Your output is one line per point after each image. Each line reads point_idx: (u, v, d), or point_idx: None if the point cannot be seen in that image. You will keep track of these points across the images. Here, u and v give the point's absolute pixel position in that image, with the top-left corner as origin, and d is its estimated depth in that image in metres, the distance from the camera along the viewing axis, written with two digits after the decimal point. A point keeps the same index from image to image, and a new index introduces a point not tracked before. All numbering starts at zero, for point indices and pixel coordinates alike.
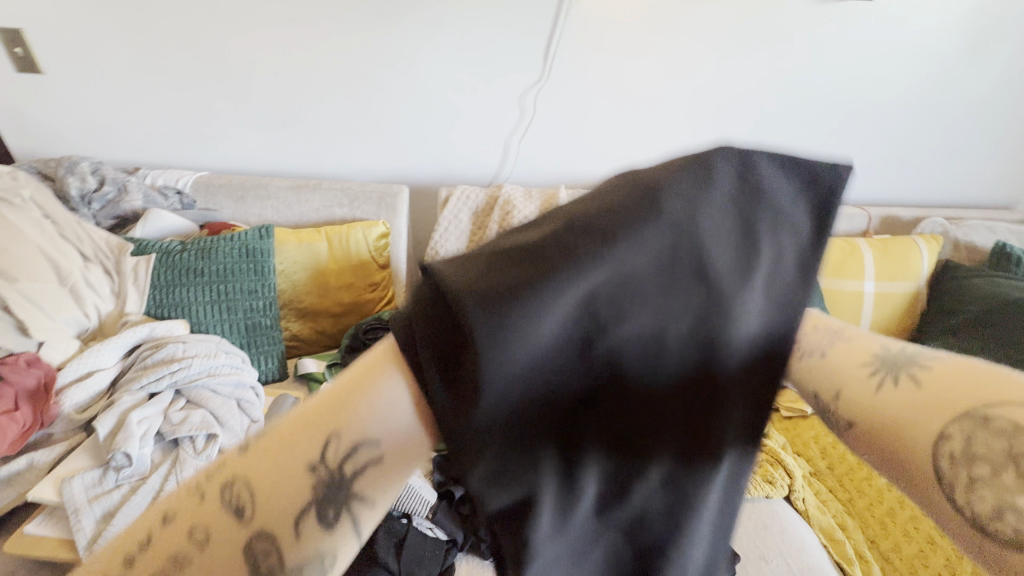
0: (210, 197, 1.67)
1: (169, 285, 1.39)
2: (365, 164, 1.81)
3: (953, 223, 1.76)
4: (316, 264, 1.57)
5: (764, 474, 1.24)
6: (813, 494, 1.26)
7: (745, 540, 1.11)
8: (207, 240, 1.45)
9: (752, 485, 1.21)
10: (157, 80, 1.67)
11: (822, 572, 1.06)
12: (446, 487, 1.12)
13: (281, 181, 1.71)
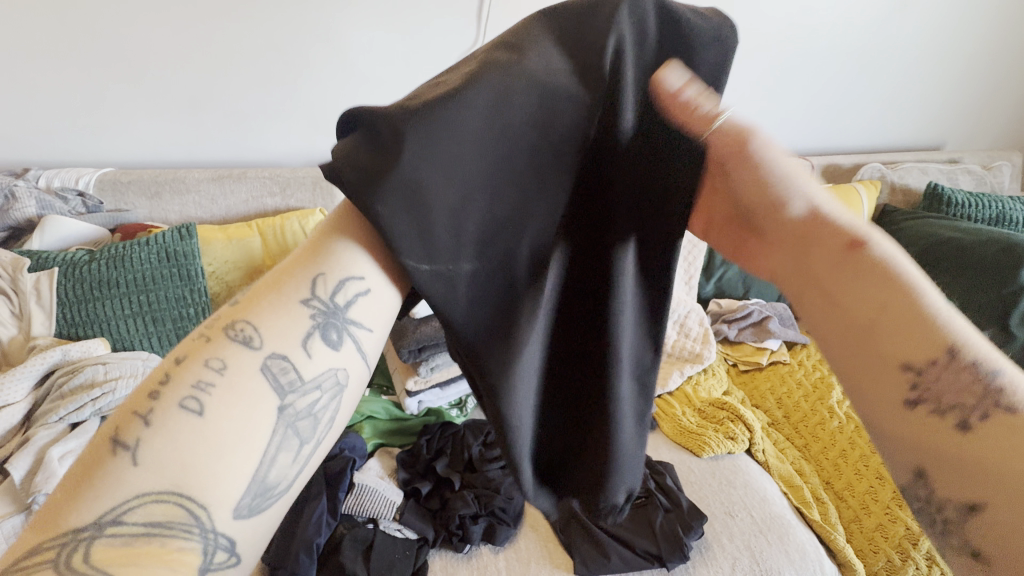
0: (119, 195, 1.48)
1: (80, 301, 1.25)
2: (296, 147, 1.67)
3: (889, 167, 1.82)
4: (250, 261, 1.44)
5: (726, 431, 1.27)
6: (771, 444, 1.31)
7: (711, 497, 1.13)
8: (118, 246, 1.30)
9: (715, 444, 1.24)
10: (36, 67, 1.44)
11: (784, 520, 1.10)
12: (412, 485, 1.08)
13: (201, 171, 1.54)
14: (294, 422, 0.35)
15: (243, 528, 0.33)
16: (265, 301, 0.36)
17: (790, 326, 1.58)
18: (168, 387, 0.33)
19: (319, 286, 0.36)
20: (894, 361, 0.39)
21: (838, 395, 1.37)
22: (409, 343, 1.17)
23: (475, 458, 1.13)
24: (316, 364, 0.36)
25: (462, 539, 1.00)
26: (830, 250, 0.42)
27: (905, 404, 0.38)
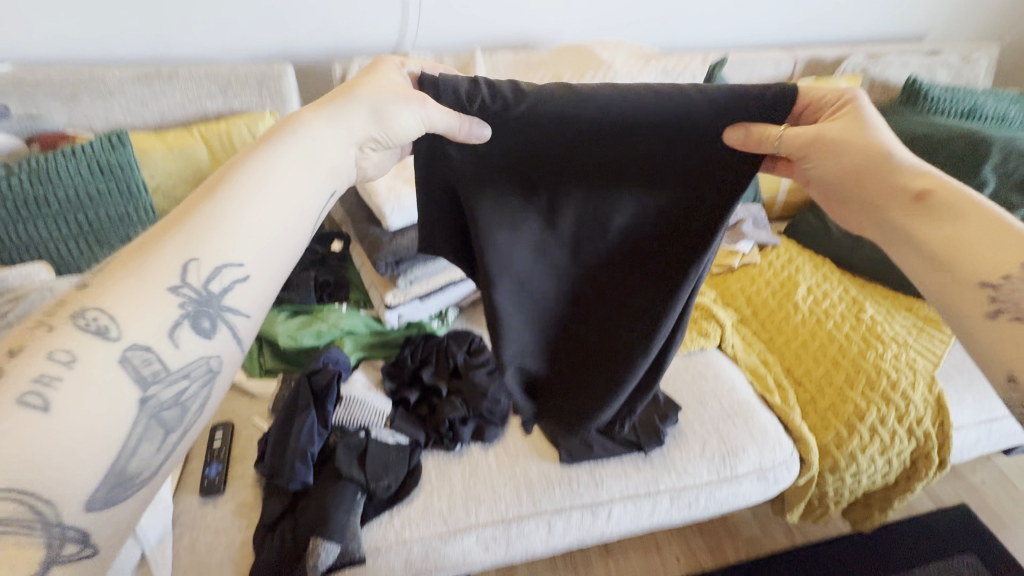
0: (26, 99, 1.27)
1: (8, 221, 1.12)
2: (232, 39, 1.45)
3: (872, 60, 1.76)
4: (197, 173, 1.33)
5: (699, 329, 1.33)
6: (739, 339, 1.39)
7: (685, 390, 1.20)
8: (40, 158, 1.14)
9: (689, 341, 1.30)
10: None
11: (749, 406, 1.19)
12: (400, 394, 1.09)
13: (123, 68, 1.33)
14: (158, 410, 0.49)
15: (95, 519, 0.45)
16: (142, 306, 0.49)
17: (762, 229, 1.59)
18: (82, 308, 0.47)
19: (192, 270, 0.52)
20: (973, 282, 0.57)
21: (803, 291, 1.43)
22: (385, 256, 1.11)
23: (461, 365, 1.14)
24: (182, 355, 0.51)
25: (453, 440, 1.04)
26: (900, 200, 0.63)
27: (989, 312, 0.56)
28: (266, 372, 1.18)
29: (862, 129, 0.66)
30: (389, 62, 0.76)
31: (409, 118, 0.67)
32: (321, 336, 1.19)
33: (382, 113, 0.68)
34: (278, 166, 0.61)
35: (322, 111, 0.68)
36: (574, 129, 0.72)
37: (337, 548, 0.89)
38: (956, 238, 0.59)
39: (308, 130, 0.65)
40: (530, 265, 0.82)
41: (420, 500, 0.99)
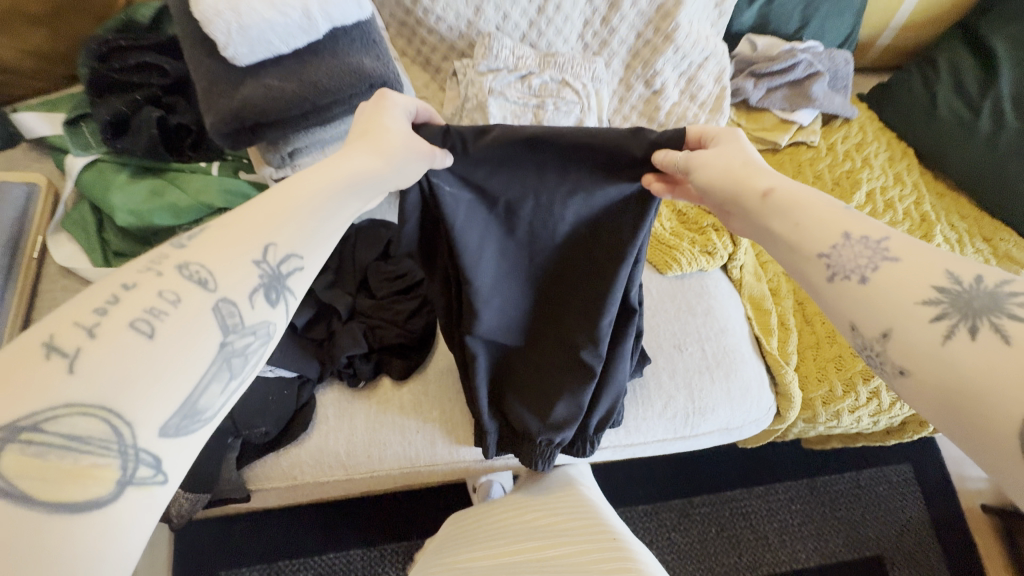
0: None
1: None
2: None
3: None
4: None
5: (704, 244, 0.99)
6: (754, 256, 1.07)
7: (663, 329, 0.94)
8: None
9: (687, 262, 0.97)
10: None
11: (737, 354, 0.95)
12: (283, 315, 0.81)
13: None
14: (230, 357, 0.44)
15: (167, 445, 0.39)
16: (223, 232, 0.46)
17: (840, 92, 1.10)
18: (166, 261, 0.44)
19: (270, 244, 0.48)
20: (815, 253, 0.48)
21: (860, 198, 1.05)
22: (224, 117, 0.64)
23: (370, 277, 0.85)
24: (257, 313, 0.46)
25: (353, 378, 0.83)
26: (750, 198, 0.54)
27: (827, 279, 0.46)
28: (115, 257, 0.87)
29: (733, 153, 0.58)
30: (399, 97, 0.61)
31: (398, 126, 0.59)
32: (181, 215, 0.85)
33: (373, 133, 0.58)
34: (312, 172, 0.52)
35: (365, 147, 0.56)
36: (539, 149, 0.61)
37: (206, 496, 0.77)
38: (800, 221, 0.50)
39: (349, 164, 0.54)
40: (505, 295, 0.74)
41: (314, 440, 0.83)
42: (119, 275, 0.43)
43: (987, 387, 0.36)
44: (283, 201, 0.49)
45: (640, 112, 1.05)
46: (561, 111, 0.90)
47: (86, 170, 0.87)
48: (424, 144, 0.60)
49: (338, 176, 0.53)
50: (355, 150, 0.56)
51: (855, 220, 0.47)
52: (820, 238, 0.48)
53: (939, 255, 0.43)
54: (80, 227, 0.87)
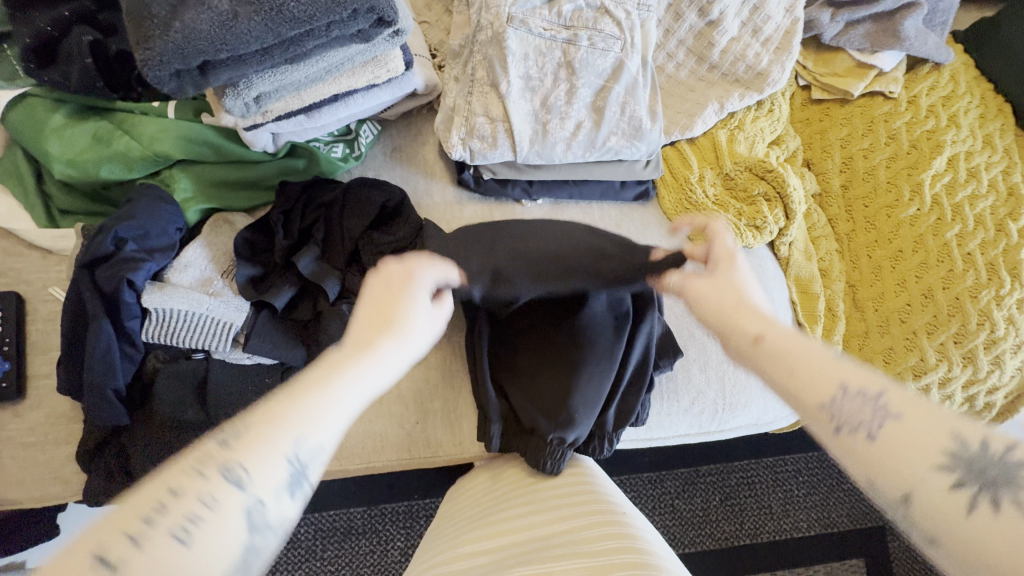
0: None
1: None
2: None
3: None
4: None
5: (752, 216, 0.84)
6: (805, 231, 0.93)
7: (696, 315, 0.82)
8: None
9: (731, 238, 0.83)
10: None
11: None
12: (262, 294, 0.70)
13: None
14: (252, 561, 0.36)
15: None
16: (268, 423, 0.38)
17: (935, 31, 0.92)
18: (210, 455, 0.36)
19: (304, 436, 0.38)
20: (813, 404, 0.41)
21: (939, 166, 0.89)
22: (160, 50, 0.48)
23: (362, 251, 0.73)
24: (283, 508, 0.37)
25: None
26: (736, 342, 0.47)
27: (834, 429, 0.39)
28: (63, 215, 0.75)
29: (738, 287, 0.51)
30: (424, 272, 0.50)
31: (426, 310, 0.47)
32: (133, 168, 0.71)
33: (394, 310, 0.46)
34: (352, 353, 0.42)
35: (383, 336, 0.44)
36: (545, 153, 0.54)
37: None
38: (794, 368, 0.42)
39: (385, 359, 0.43)
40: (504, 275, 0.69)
41: None
42: (167, 470, 0.36)
43: (1001, 565, 0.31)
44: (312, 400, 0.39)
45: (688, 49, 0.87)
46: (597, 49, 0.72)
47: (14, 108, 0.71)
48: (444, 324, 0.50)
49: (367, 371, 0.42)
50: (382, 343, 0.44)
51: (848, 370, 0.41)
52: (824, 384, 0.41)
53: (944, 415, 0.37)
54: (16, 178, 0.74)
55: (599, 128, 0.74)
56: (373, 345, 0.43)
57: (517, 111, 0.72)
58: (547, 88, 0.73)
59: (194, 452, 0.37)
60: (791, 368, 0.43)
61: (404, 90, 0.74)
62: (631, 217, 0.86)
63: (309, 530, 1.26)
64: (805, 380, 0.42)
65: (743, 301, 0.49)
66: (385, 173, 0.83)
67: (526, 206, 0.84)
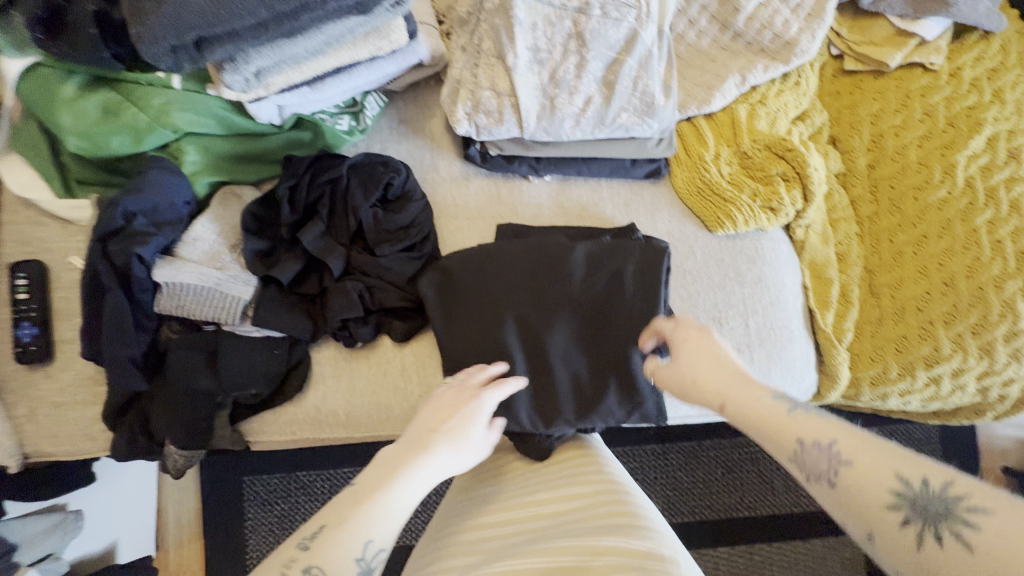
0: None
1: None
2: None
3: None
4: None
5: (767, 197, 0.81)
6: (824, 213, 0.89)
7: (702, 298, 0.81)
8: None
9: (744, 220, 0.80)
10: None
11: (783, 330, 0.83)
12: (269, 269, 0.71)
13: None
14: None
15: None
16: (346, 526, 0.46)
17: None
18: (299, 556, 0.44)
19: (380, 539, 0.47)
20: (785, 444, 0.47)
21: (976, 146, 0.84)
22: (152, 27, 0.47)
23: (366, 229, 0.73)
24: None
25: (349, 340, 0.75)
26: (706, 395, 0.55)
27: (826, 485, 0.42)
28: (78, 186, 0.77)
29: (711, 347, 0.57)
30: (489, 394, 0.61)
31: (478, 430, 0.59)
32: (141, 140, 0.71)
33: (456, 430, 0.57)
34: (417, 465, 0.53)
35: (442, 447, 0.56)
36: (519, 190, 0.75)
37: (201, 452, 0.75)
38: (774, 417, 0.48)
39: (433, 466, 0.54)
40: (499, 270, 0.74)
41: (310, 400, 0.77)
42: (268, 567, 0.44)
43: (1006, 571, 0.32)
44: (379, 503, 0.49)
45: (711, 16, 0.82)
46: (608, 21, 0.69)
47: (26, 78, 0.72)
48: (489, 446, 0.61)
49: (420, 472, 0.53)
50: (426, 453, 0.54)
51: (804, 427, 0.47)
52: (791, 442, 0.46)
53: (889, 457, 0.40)
54: (33, 149, 0.75)
55: (609, 104, 0.72)
56: (428, 446, 0.55)
57: (524, 86, 0.70)
58: (556, 62, 0.71)
59: (278, 553, 0.44)
60: (728, 405, 0.52)
61: (409, 62, 0.72)
62: (641, 196, 0.84)
63: (325, 483, 1.35)
64: (764, 424, 0.49)
65: (721, 363, 0.55)
66: (391, 146, 0.82)
67: (533, 183, 0.83)
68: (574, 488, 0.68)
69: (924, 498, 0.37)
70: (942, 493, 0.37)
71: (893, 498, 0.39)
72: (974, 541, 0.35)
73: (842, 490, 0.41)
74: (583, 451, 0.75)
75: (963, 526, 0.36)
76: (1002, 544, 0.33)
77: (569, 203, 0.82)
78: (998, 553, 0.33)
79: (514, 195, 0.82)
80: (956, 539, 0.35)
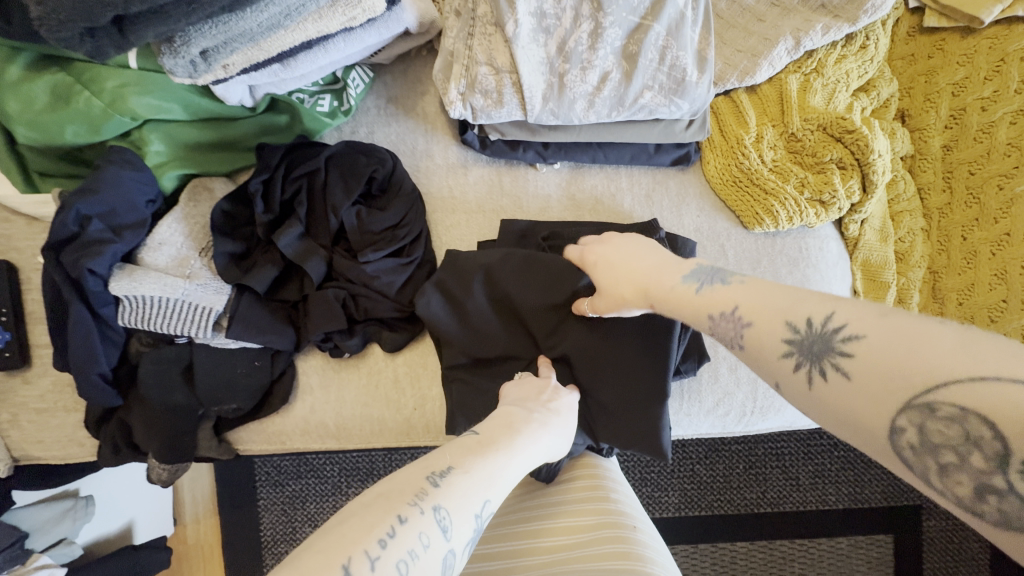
0: None
1: None
2: None
3: None
4: None
5: (817, 189, 0.69)
6: (884, 204, 0.76)
7: None
8: None
9: (787, 216, 0.68)
10: None
11: None
12: (242, 276, 0.64)
13: None
14: None
15: None
16: (469, 475, 0.44)
17: None
18: (428, 491, 0.40)
19: (491, 500, 0.44)
20: (702, 312, 0.47)
21: None
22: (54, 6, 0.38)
23: (348, 230, 0.65)
24: (463, 560, 0.41)
25: (336, 351, 0.68)
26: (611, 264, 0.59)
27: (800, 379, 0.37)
28: (41, 178, 0.70)
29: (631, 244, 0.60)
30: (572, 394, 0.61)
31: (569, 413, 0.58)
32: (99, 129, 0.63)
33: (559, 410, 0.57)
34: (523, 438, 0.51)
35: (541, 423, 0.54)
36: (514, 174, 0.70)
37: (186, 464, 0.71)
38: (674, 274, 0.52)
39: (545, 440, 0.53)
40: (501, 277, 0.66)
41: (297, 412, 0.72)
42: (385, 498, 0.40)
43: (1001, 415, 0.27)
44: (493, 465, 0.46)
45: None
46: None
47: None
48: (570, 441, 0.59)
49: (534, 443, 0.51)
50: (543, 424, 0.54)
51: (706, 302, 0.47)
52: (704, 311, 0.47)
53: (782, 307, 0.40)
54: None
55: (630, 80, 0.60)
56: (538, 418, 0.54)
57: (527, 60, 0.59)
58: (566, 30, 0.59)
59: (405, 477, 0.41)
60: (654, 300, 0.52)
61: (393, 31, 0.61)
62: (665, 186, 0.72)
63: (334, 467, 1.35)
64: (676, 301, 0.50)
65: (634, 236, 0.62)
66: (380, 130, 0.72)
67: (540, 171, 0.72)
68: (576, 521, 0.62)
69: (810, 336, 0.38)
70: (826, 328, 0.37)
71: (787, 345, 0.39)
72: (850, 369, 0.34)
73: (748, 348, 0.42)
74: (593, 473, 0.67)
75: (840, 355, 0.35)
76: (873, 364, 0.33)
77: (581, 194, 0.72)
78: (869, 373, 0.33)
79: (519, 185, 0.72)
80: (838, 371, 0.35)
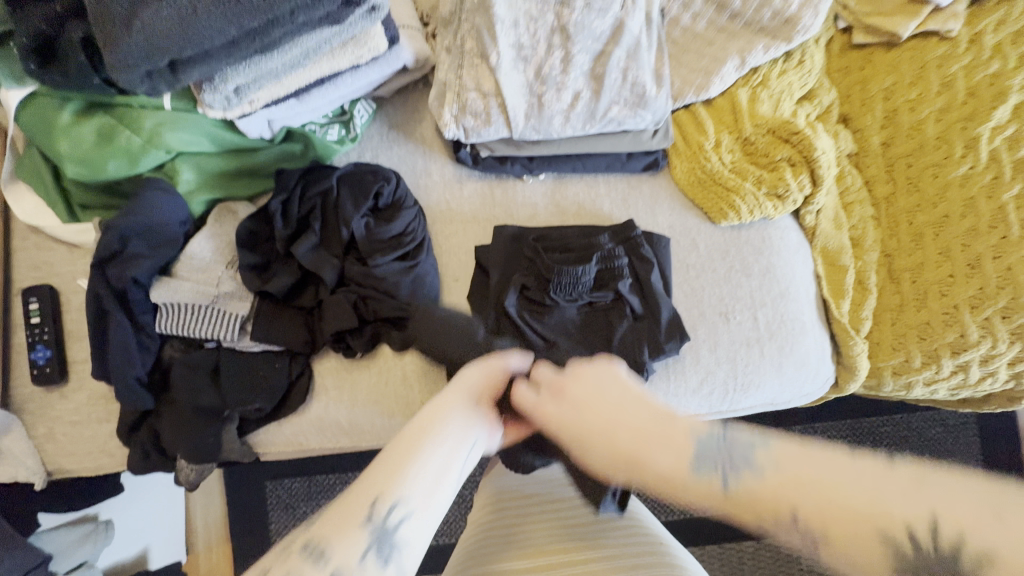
0: None
1: None
2: None
3: None
4: None
5: (773, 185, 0.78)
6: (836, 197, 0.85)
7: (707, 293, 0.78)
8: None
9: (748, 209, 0.77)
10: None
11: (798, 323, 0.80)
12: (265, 283, 0.72)
13: None
14: None
15: None
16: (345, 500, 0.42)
17: None
18: (297, 537, 0.40)
19: (376, 502, 0.41)
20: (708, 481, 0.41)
21: (1002, 115, 0.78)
22: (124, 55, 0.48)
23: (358, 239, 0.73)
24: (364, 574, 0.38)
25: (349, 350, 0.75)
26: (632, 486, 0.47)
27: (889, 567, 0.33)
28: (82, 211, 0.78)
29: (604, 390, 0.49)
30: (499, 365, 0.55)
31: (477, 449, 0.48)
32: (137, 163, 0.72)
33: (474, 367, 0.53)
34: (427, 416, 0.48)
35: (459, 390, 0.51)
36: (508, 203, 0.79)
37: (212, 465, 0.76)
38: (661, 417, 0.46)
39: (447, 416, 0.48)
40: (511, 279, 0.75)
41: (314, 411, 0.77)
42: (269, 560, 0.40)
43: None
44: (391, 463, 0.44)
45: None
46: (592, 12, 0.67)
47: (26, 108, 0.74)
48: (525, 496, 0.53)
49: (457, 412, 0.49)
50: (458, 400, 0.49)
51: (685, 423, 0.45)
52: (749, 514, 0.39)
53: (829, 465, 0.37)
54: (37, 178, 0.77)
55: (598, 97, 0.70)
56: (451, 391, 0.51)
57: (508, 85, 0.69)
58: (541, 58, 0.69)
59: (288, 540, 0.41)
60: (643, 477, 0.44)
61: (392, 67, 0.71)
62: (639, 189, 0.81)
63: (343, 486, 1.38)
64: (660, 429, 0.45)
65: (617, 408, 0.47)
66: (383, 153, 0.81)
67: (527, 182, 0.81)
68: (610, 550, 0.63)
69: (928, 556, 0.33)
70: (936, 543, 0.33)
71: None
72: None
73: (808, 525, 0.36)
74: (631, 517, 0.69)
75: (933, 528, 0.33)
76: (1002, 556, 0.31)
77: (565, 201, 0.81)
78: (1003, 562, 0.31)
79: (509, 196, 0.81)
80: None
